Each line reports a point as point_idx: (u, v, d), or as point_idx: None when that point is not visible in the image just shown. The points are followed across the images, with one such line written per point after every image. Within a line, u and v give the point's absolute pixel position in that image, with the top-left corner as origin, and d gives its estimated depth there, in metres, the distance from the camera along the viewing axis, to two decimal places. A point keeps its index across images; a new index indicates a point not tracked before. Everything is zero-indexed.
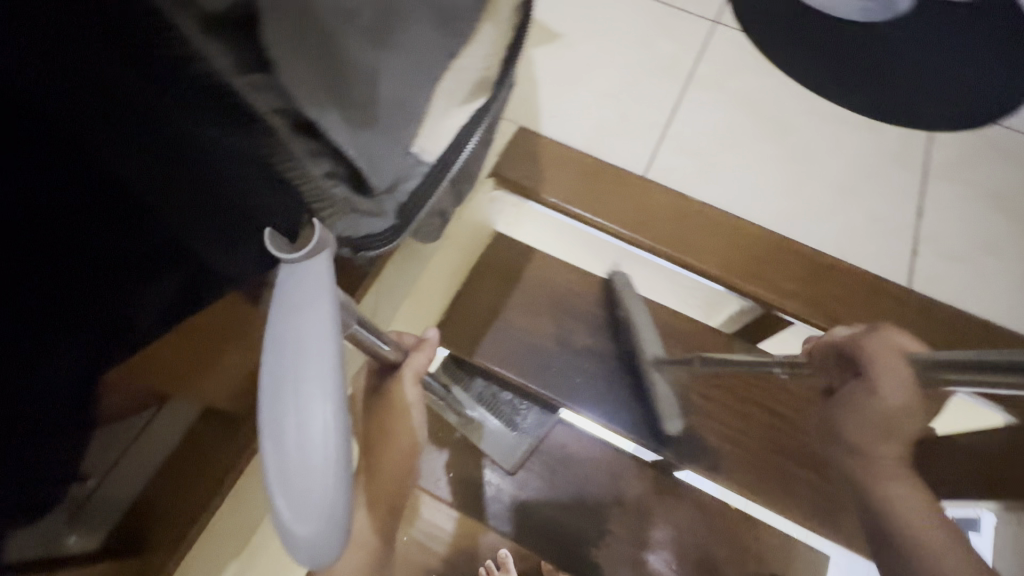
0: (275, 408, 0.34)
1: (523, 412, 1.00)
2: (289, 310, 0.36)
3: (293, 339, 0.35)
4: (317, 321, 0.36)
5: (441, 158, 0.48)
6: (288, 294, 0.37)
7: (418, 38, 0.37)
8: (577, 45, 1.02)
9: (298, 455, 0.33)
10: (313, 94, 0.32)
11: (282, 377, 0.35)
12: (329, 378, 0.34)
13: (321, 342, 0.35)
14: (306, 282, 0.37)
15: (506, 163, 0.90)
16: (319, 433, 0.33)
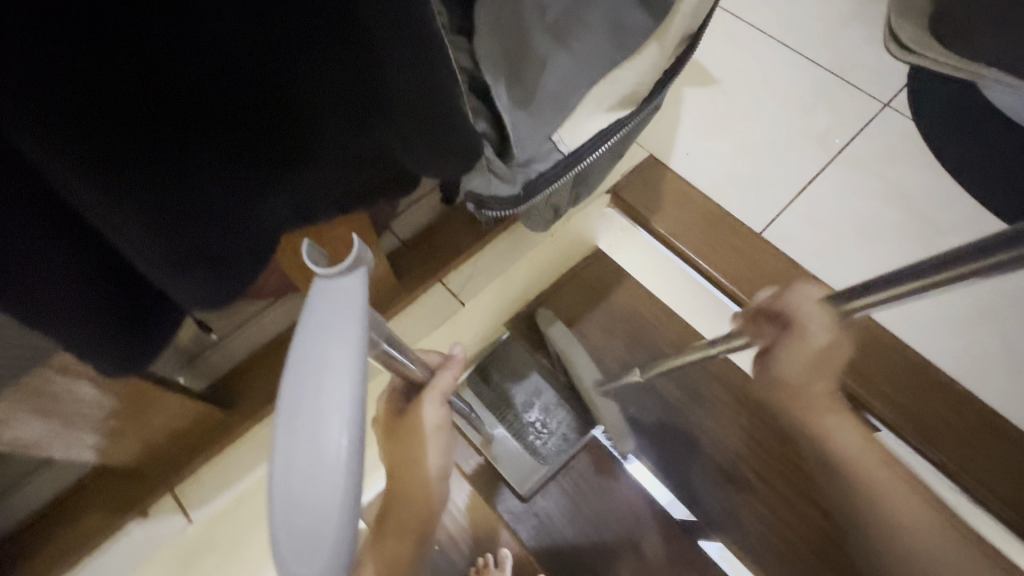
0: (287, 442, 0.27)
1: (542, 436, 0.99)
2: (309, 337, 0.29)
3: (310, 373, 0.28)
4: (338, 355, 0.28)
5: (578, 152, 0.51)
6: (316, 311, 0.29)
7: (591, 41, 0.44)
8: (731, 94, 1.03)
9: (308, 510, 0.26)
10: (494, 62, 0.42)
11: (292, 416, 0.27)
12: (346, 426, 0.27)
13: (341, 380, 0.27)
14: (333, 305, 0.29)
15: (626, 184, 0.94)
16: (330, 488, 0.26)
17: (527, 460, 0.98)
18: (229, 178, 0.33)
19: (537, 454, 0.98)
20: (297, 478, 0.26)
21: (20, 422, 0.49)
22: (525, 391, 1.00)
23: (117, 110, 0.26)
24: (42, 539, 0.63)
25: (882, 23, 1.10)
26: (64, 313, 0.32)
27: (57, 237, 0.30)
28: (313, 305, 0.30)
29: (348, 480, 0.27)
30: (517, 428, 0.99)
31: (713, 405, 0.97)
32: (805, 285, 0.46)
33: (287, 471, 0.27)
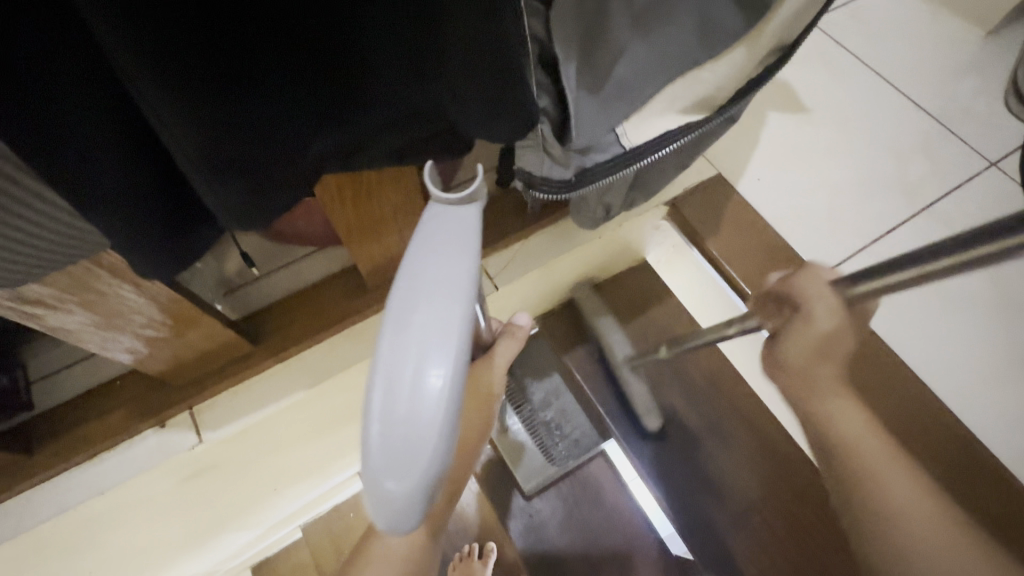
0: (390, 353, 0.27)
1: (556, 439, 0.96)
2: (419, 263, 0.29)
3: (422, 291, 0.28)
4: (450, 279, 0.29)
5: (638, 150, 0.48)
6: (427, 241, 0.30)
7: (673, 37, 0.42)
8: (817, 125, 0.97)
9: (402, 419, 0.26)
10: (567, 39, 0.41)
11: (399, 327, 0.27)
12: (456, 344, 0.27)
13: (454, 301, 0.28)
14: (444, 234, 0.30)
15: (688, 198, 0.89)
16: (431, 403, 0.26)
17: (539, 457, 0.96)
18: (274, 91, 0.33)
19: (548, 454, 0.96)
20: (397, 386, 0.26)
21: (66, 311, 0.52)
22: (547, 390, 0.96)
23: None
24: (69, 426, 0.68)
25: (1005, 75, 1.01)
26: (106, 203, 0.33)
27: (107, 114, 0.31)
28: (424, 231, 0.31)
29: (450, 397, 0.26)
30: (534, 426, 0.96)
31: (733, 443, 0.92)
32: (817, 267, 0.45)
33: (388, 376, 0.26)
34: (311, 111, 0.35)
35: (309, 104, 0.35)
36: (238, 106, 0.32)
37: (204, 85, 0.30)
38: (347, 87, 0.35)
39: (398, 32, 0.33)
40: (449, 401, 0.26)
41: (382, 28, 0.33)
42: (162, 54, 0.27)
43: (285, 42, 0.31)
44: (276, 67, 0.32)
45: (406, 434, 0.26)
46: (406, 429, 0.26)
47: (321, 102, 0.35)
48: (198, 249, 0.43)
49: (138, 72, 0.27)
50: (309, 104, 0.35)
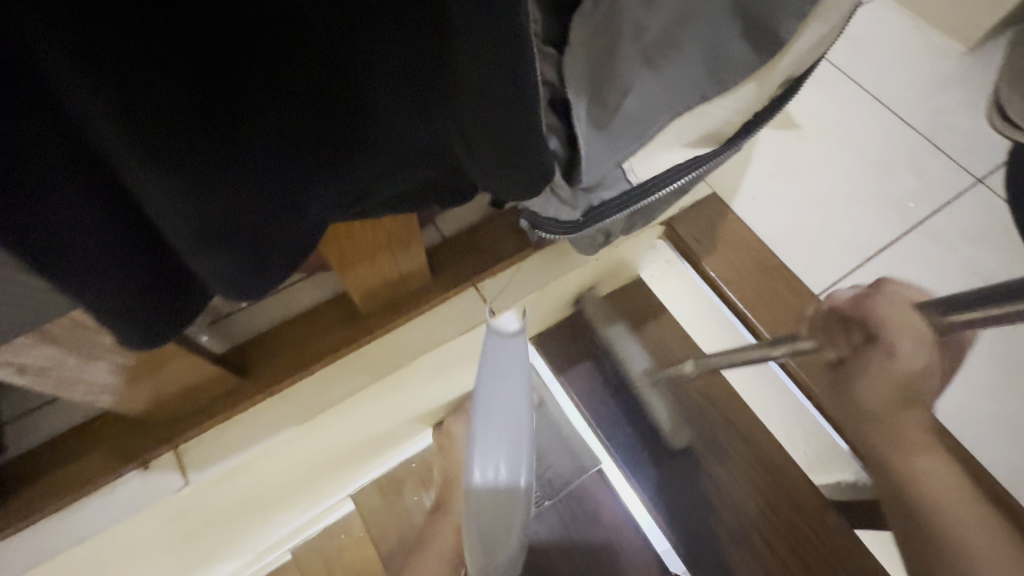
0: (482, 454, 0.52)
1: (537, 474, 1.01)
2: (493, 389, 0.52)
3: (495, 409, 0.52)
4: (512, 397, 0.52)
5: (646, 185, 0.48)
6: (493, 370, 0.52)
7: (684, 73, 0.40)
8: (810, 141, 0.97)
9: (491, 488, 0.53)
10: (578, 80, 0.40)
11: (483, 439, 0.52)
12: (519, 451, 0.53)
13: (519, 421, 0.53)
14: (507, 357, 0.52)
15: (685, 217, 0.88)
16: (502, 487, 0.52)
17: None
18: (280, 154, 0.32)
19: (533, 491, 0.99)
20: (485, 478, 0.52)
21: (42, 360, 0.49)
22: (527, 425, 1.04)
23: (189, 76, 0.25)
24: (44, 470, 0.64)
25: (988, 90, 1.02)
26: (95, 288, 0.31)
27: (100, 212, 0.29)
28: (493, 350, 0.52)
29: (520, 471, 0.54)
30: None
31: (732, 461, 0.92)
32: (894, 286, 0.46)
33: (482, 464, 0.52)
34: (315, 167, 0.34)
35: (314, 160, 0.34)
36: (237, 177, 0.30)
37: (200, 159, 0.28)
38: (352, 139, 0.34)
39: (408, 89, 0.32)
40: (516, 477, 0.53)
41: (393, 86, 0.32)
42: (159, 134, 0.26)
43: (292, 106, 0.30)
44: (283, 131, 0.31)
45: (493, 496, 0.53)
46: (492, 497, 0.53)
47: (325, 155, 0.34)
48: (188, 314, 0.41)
49: (131, 153, 0.26)
50: (314, 159, 0.34)
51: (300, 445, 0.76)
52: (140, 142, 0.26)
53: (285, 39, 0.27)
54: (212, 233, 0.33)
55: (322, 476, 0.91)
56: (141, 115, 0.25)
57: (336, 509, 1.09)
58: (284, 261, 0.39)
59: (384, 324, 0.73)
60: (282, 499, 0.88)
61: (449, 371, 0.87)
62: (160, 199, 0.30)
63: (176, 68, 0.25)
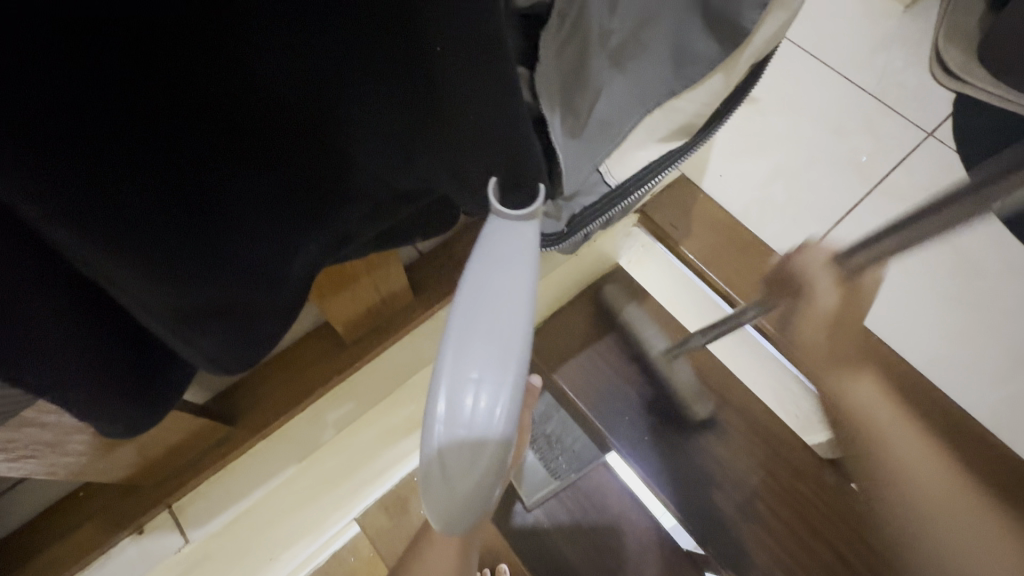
0: (451, 376, 0.30)
1: (557, 453, 1.01)
2: (491, 263, 0.33)
3: (490, 300, 0.32)
4: (514, 294, 0.32)
5: (624, 186, 0.48)
6: (489, 244, 0.33)
7: (651, 71, 0.40)
8: (767, 114, 0.99)
9: (457, 455, 0.29)
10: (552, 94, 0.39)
11: (458, 357, 0.30)
12: (512, 367, 0.30)
13: (509, 324, 0.31)
14: (513, 242, 0.33)
15: (657, 204, 0.89)
16: (495, 430, 0.29)
17: (543, 472, 0.99)
18: (258, 215, 0.31)
19: (551, 469, 0.99)
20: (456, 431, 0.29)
21: (23, 449, 0.46)
22: (547, 405, 1.03)
23: (151, 174, 0.25)
24: (26, 556, 0.60)
25: (928, 44, 1.06)
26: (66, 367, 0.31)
27: (69, 307, 0.29)
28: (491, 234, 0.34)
29: (505, 424, 0.30)
30: (535, 438, 1.01)
31: (732, 437, 0.93)
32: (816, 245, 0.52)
33: (451, 377, 0.30)
34: (298, 223, 0.34)
35: (297, 216, 0.34)
36: (218, 244, 0.30)
37: (176, 233, 0.28)
38: (329, 185, 0.34)
39: (387, 134, 0.32)
40: (503, 434, 0.30)
41: (371, 133, 0.32)
42: (129, 234, 0.26)
43: (267, 161, 0.30)
44: (262, 189, 0.31)
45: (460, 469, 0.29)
46: (465, 453, 0.29)
47: (306, 209, 0.34)
48: (175, 387, 0.40)
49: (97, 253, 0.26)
50: (297, 215, 0.34)
51: (302, 479, 0.76)
52: (104, 240, 0.25)
53: (251, 120, 0.27)
54: (196, 305, 0.32)
55: (326, 505, 0.90)
56: (107, 219, 0.25)
57: (341, 533, 1.03)
58: (272, 328, 0.39)
59: (368, 352, 0.70)
60: (287, 536, 0.85)
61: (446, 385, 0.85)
62: (136, 296, 0.30)
63: (138, 169, 0.25)
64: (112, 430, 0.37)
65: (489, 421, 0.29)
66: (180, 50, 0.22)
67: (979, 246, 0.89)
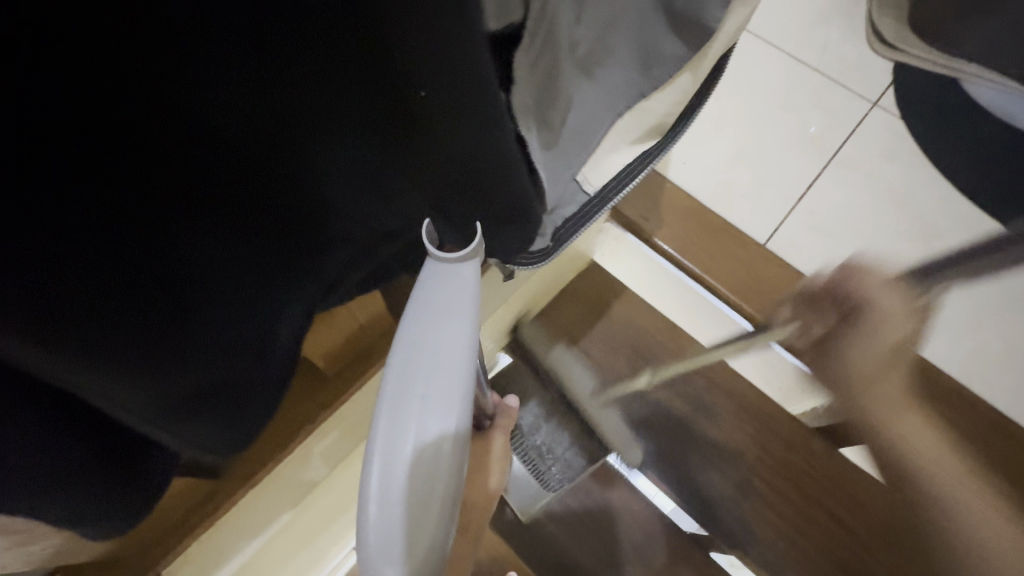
0: (387, 433, 0.31)
1: (548, 463, 0.94)
2: (428, 315, 0.33)
3: (426, 353, 0.32)
4: (455, 343, 0.33)
5: (601, 192, 0.48)
6: (427, 295, 0.34)
7: (621, 75, 0.39)
8: (721, 98, 1.01)
9: (394, 516, 0.30)
10: (525, 110, 0.37)
11: (394, 415, 0.31)
12: (449, 420, 0.31)
13: (449, 376, 0.32)
14: (452, 290, 0.34)
15: (627, 197, 0.89)
16: (434, 482, 0.31)
17: (534, 485, 0.94)
18: (233, 272, 0.29)
19: (543, 480, 0.94)
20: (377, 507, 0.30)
21: None
22: (533, 412, 0.96)
23: (115, 254, 0.23)
24: None
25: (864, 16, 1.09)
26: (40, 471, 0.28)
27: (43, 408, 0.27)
28: (432, 283, 0.35)
29: (442, 480, 0.31)
30: (523, 450, 0.94)
31: (721, 418, 0.95)
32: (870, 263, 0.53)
33: (387, 436, 0.31)
34: (277, 273, 0.32)
35: (277, 266, 0.32)
36: (190, 308, 0.29)
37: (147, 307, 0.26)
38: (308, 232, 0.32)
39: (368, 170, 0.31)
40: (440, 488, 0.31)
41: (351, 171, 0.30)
42: (85, 315, 0.24)
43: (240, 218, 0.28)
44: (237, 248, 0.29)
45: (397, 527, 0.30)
46: (404, 509, 0.30)
47: (285, 257, 0.32)
48: (164, 465, 0.38)
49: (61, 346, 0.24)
50: (277, 265, 0.32)
51: (299, 520, 0.73)
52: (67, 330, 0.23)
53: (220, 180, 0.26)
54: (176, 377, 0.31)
55: (327, 540, 0.88)
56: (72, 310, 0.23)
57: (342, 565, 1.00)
58: (261, 393, 0.37)
59: (353, 383, 0.67)
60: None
61: None
62: (108, 387, 0.28)
63: (100, 249, 0.23)
64: (98, 524, 0.35)
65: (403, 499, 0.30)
66: (125, 105, 0.20)
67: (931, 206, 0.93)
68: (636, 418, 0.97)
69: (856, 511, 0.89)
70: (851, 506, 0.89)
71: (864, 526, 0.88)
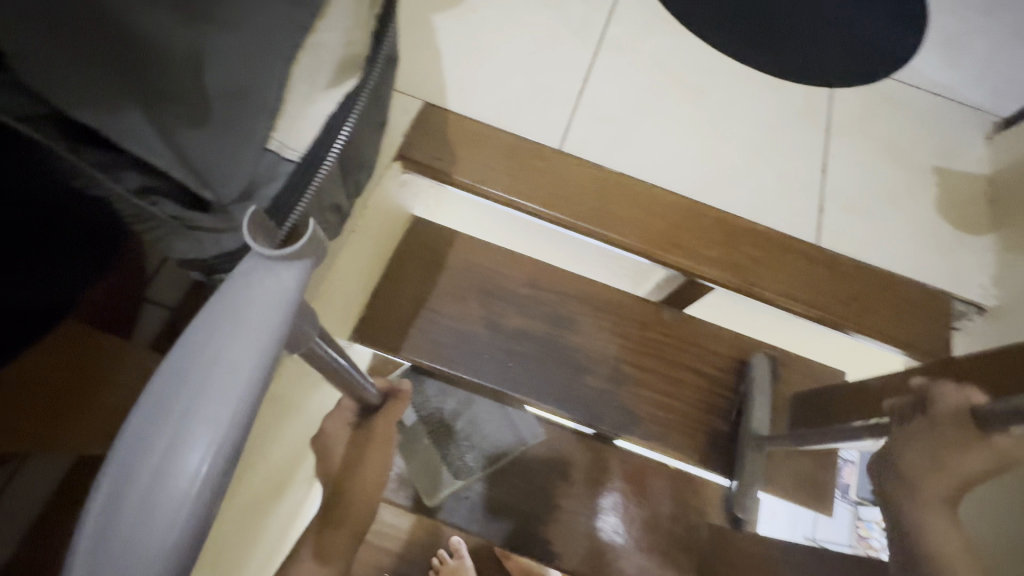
0: (151, 417, 0.29)
1: (464, 449, 1.07)
2: (225, 319, 0.32)
3: (211, 357, 0.31)
4: (242, 351, 0.32)
5: (312, 153, 0.41)
6: (234, 294, 0.33)
7: (264, 21, 0.36)
8: (480, 10, 0.95)
9: (128, 526, 0.26)
10: (93, 104, 0.33)
11: (166, 398, 0.29)
12: (224, 429, 0.29)
13: (235, 376, 0.31)
14: (255, 289, 0.34)
15: (412, 142, 0.83)
16: (188, 497, 0.27)
17: (445, 470, 1.07)
18: None
19: (455, 468, 1.07)
20: (158, 477, 0.27)
21: None
22: (456, 401, 1.09)
23: None
24: None
25: None
26: None
27: None
28: (239, 283, 0.34)
29: (199, 494, 0.28)
30: (441, 435, 1.08)
31: (580, 324, 0.98)
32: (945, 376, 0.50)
33: (149, 432, 0.28)
34: None
35: None
36: None
37: None
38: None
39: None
40: (197, 507, 0.28)
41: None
42: None
43: None
44: None
45: (126, 538, 0.26)
46: (139, 522, 0.26)
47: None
48: None
49: None
50: None
51: None
52: None
53: None
54: None
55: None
56: None
57: None
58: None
59: None
60: None
61: (289, 427, 0.75)
62: None
63: None
64: None
65: (208, 473, 0.28)
66: None
67: (693, 64, 0.98)
68: (509, 353, 0.96)
69: (714, 358, 0.99)
70: (710, 355, 0.99)
71: (723, 367, 0.99)
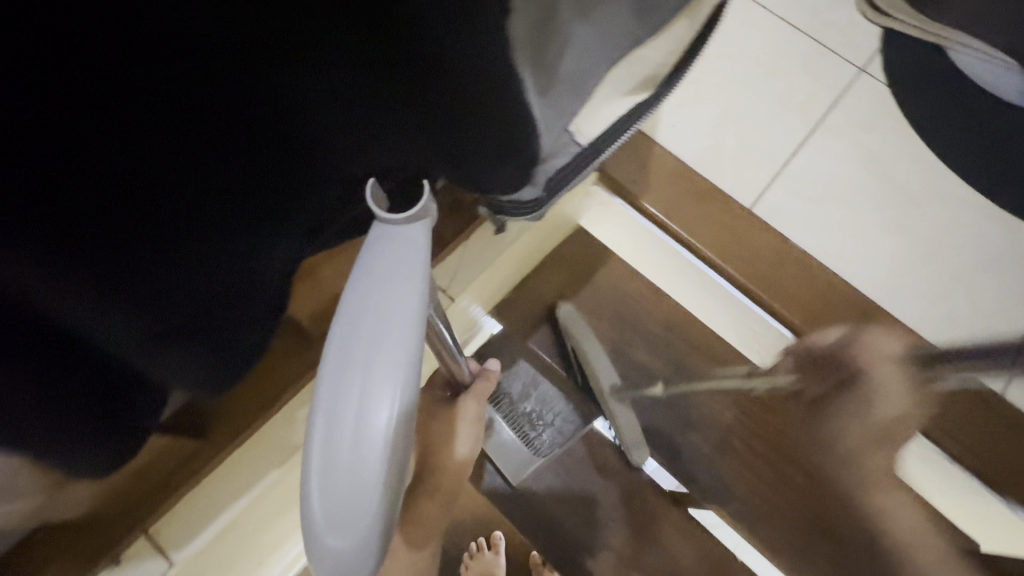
0: (336, 381, 0.32)
1: (539, 428, 0.97)
2: (380, 282, 0.34)
3: (376, 316, 0.33)
4: (400, 307, 0.34)
5: (594, 143, 0.47)
6: (377, 256, 0.35)
7: (613, 19, 0.38)
8: (712, 61, 0.99)
9: (346, 474, 0.31)
10: (528, 54, 0.34)
11: (344, 359, 0.33)
12: (403, 379, 0.32)
13: (402, 333, 0.33)
14: (401, 246, 0.35)
15: (614, 160, 0.88)
16: (388, 437, 0.32)
17: (523, 451, 0.98)
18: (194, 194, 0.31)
19: (532, 446, 0.97)
20: (356, 422, 0.32)
21: None
22: (523, 380, 0.98)
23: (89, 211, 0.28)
24: None
25: None
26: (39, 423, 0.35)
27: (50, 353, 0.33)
28: (381, 247, 0.35)
29: (394, 438, 0.32)
30: (516, 418, 0.97)
31: (701, 380, 0.98)
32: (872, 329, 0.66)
33: (334, 391, 0.32)
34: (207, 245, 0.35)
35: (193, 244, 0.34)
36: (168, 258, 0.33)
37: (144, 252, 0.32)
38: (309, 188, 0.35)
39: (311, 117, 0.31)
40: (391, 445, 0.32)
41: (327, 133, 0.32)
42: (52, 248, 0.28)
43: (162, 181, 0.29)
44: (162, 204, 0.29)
45: (347, 481, 0.31)
46: (353, 466, 0.31)
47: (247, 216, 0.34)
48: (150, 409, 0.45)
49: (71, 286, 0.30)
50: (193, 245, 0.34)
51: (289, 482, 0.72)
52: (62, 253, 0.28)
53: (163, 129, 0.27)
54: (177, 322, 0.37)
55: None
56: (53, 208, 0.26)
57: None
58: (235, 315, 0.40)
59: None
60: (271, 541, 0.80)
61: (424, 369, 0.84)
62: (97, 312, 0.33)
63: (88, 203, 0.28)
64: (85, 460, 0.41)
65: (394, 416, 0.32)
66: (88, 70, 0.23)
67: (915, 169, 0.93)
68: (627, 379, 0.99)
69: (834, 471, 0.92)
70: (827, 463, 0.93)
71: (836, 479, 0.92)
